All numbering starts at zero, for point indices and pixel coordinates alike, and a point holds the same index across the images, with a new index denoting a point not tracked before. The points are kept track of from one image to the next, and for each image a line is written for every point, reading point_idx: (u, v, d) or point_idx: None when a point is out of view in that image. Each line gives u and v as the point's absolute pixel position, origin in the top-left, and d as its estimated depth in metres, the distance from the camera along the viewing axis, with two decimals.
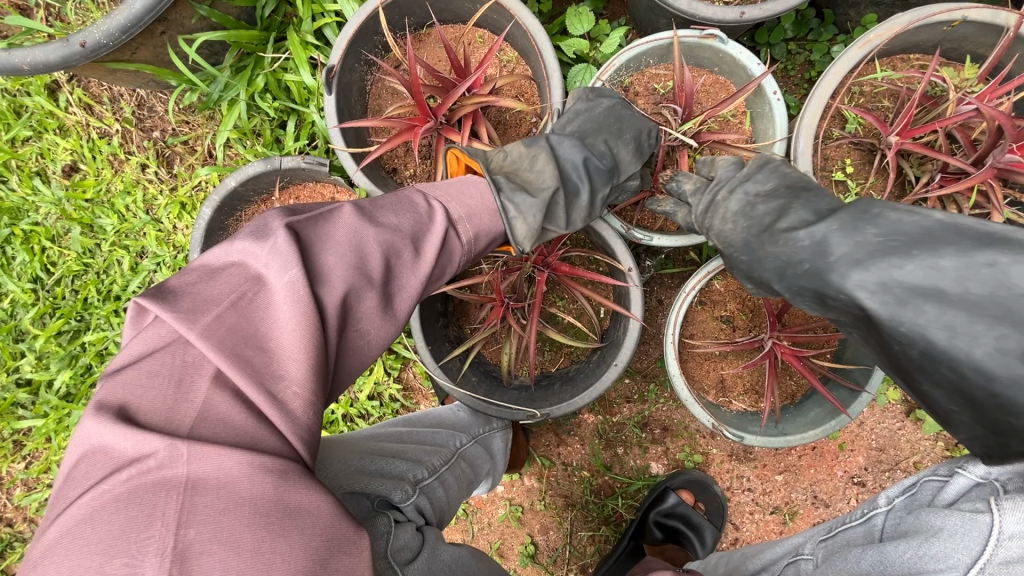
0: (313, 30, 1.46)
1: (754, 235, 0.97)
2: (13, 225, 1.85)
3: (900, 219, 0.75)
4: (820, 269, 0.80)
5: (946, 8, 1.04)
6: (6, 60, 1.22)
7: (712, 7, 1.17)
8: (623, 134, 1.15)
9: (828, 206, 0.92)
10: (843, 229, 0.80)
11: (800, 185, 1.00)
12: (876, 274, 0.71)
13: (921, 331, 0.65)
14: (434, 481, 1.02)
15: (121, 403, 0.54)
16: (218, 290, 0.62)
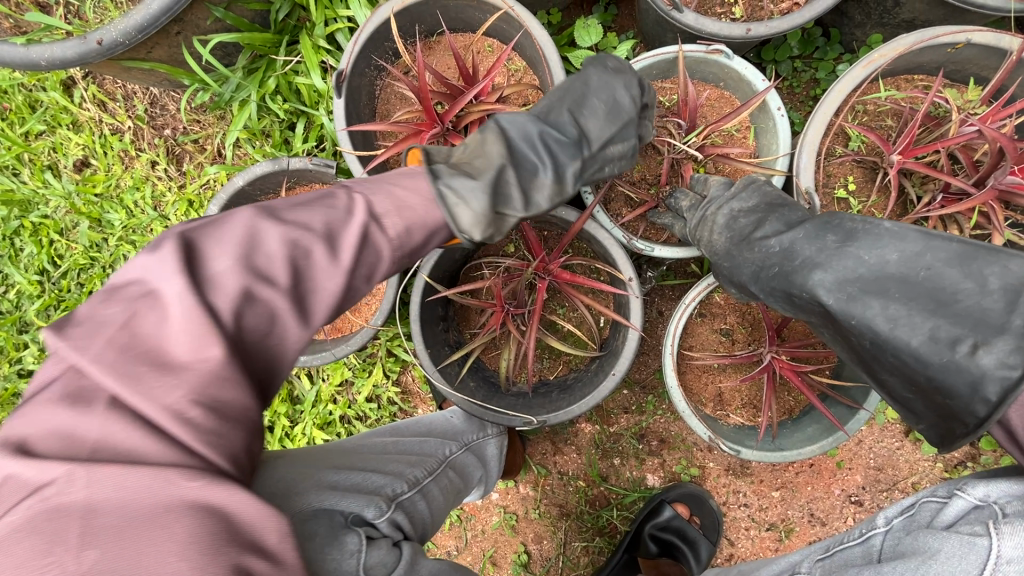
0: (325, 34, 1.48)
1: (734, 244, 1.07)
2: (23, 217, 1.89)
3: (857, 225, 0.87)
4: (788, 270, 0.92)
5: (950, 31, 1.05)
6: (25, 56, 1.25)
7: (718, 23, 1.18)
8: (591, 109, 1.02)
9: (797, 217, 1.01)
10: (807, 239, 0.92)
11: (777, 201, 1.08)
12: (834, 275, 0.84)
13: (869, 323, 0.78)
14: (415, 494, 1.01)
15: (20, 436, 0.51)
16: (108, 311, 0.56)
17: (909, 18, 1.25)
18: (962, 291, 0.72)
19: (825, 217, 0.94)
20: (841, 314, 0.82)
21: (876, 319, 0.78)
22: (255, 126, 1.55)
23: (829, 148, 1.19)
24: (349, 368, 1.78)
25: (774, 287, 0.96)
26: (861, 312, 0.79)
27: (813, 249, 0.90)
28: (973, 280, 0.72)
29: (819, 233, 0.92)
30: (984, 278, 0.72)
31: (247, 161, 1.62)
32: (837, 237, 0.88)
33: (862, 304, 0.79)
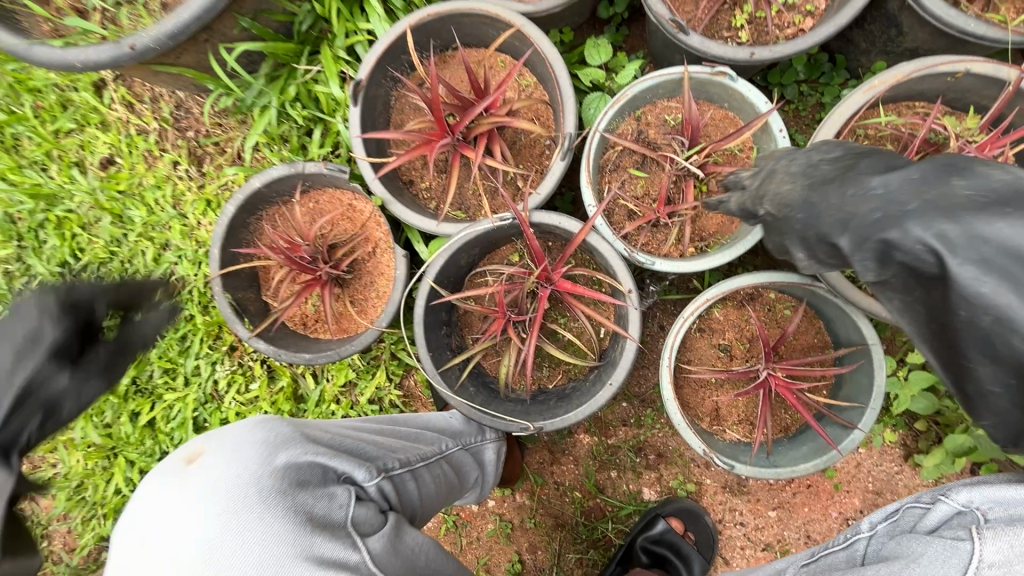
0: (345, 46, 1.54)
1: (816, 191, 0.84)
2: (49, 210, 1.98)
3: (990, 172, 0.66)
4: (896, 215, 0.68)
5: (948, 60, 1.08)
6: (61, 58, 1.32)
7: (723, 46, 1.22)
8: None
9: (900, 161, 0.78)
10: (923, 183, 0.69)
11: (869, 151, 0.87)
12: (961, 228, 0.62)
13: (1002, 295, 0.58)
14: (405, 473, 1.11)
15: None
16: None
17: (912, 47, 1.28)
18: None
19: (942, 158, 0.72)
20: (962, 282, 0.61)
21: (1016, 293, 0.57)
22: (274, 131, 1.61)
23: None
24: (353, 369, 1.82)
25: (864, 239, 0.72)
26: (996, 286, 0.58)
27: (932, 198, 0.67)
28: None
29: (942, 175, 0.68)
30: None
31: (265, 165, 1.68)
32: (964, 182, 0.66)
33: (996, 272, 0.59)
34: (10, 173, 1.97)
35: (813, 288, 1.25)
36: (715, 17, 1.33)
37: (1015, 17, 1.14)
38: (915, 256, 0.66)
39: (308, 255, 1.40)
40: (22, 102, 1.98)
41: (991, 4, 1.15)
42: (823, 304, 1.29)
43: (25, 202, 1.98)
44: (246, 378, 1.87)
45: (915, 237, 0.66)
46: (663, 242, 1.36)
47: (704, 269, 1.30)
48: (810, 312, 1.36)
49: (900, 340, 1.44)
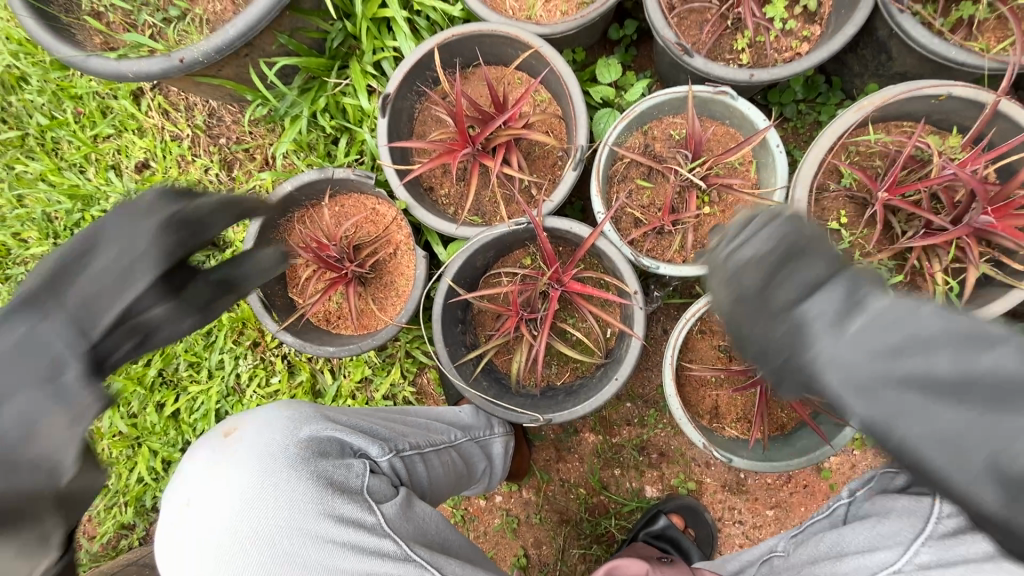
0: (372, 61, 1.65)
1: (726, 303, 0.77)
2: (85, 210, 2.10)
3: (886, 307, 0.65)
4: (804, 358, 0.68)
5: (932, 84, 1.17)
6: (115, 69, 1.43)
7: (725, 68, 1.32)
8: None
9: (813, 271, 0.70)
10: (828, 325, 0.66)
11: (797, 243, 0.72)
12: (872, 372, 0.63)
13: (914, 445, 0.62)
14: (416, 454, 1.20)
15: None
16: None
17: (901, 72, 1.37)
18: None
19: (845, 278, 0.68)
20: (876, 425, 0.64)
21: (924, 438, 0.61)
22: (303, 139, 1.72)
23: (823, 184, 1.31)
24: (369, 366, 1.90)
25: (780, 369, 0.71)
26: (906, 428, 0.62)
27: (845, 345, 0.65)
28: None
29: (843, 310, 0.66)
30: None
31: (293, 171, 1.79)
32: (860, 319, 0.65)
33: (908, 418, 0.62)
34: (50, 174, 2.10)
35: None
36: (718, 41, 1.43)
37: (996, 46, 1.24)
38: (827, 402, 0.67)
39: (334, 254, 1.50)
40: (64, 108, 2.11)
41: (973, 33, 1.25)
42: None
43: (62, 202, 2.10)
44: (267, 373, 1.96)
45: (826, 387, 0.66)
46: (667, 248, 1.45)
47: (705, 274, 1.39)
48: None
49: None
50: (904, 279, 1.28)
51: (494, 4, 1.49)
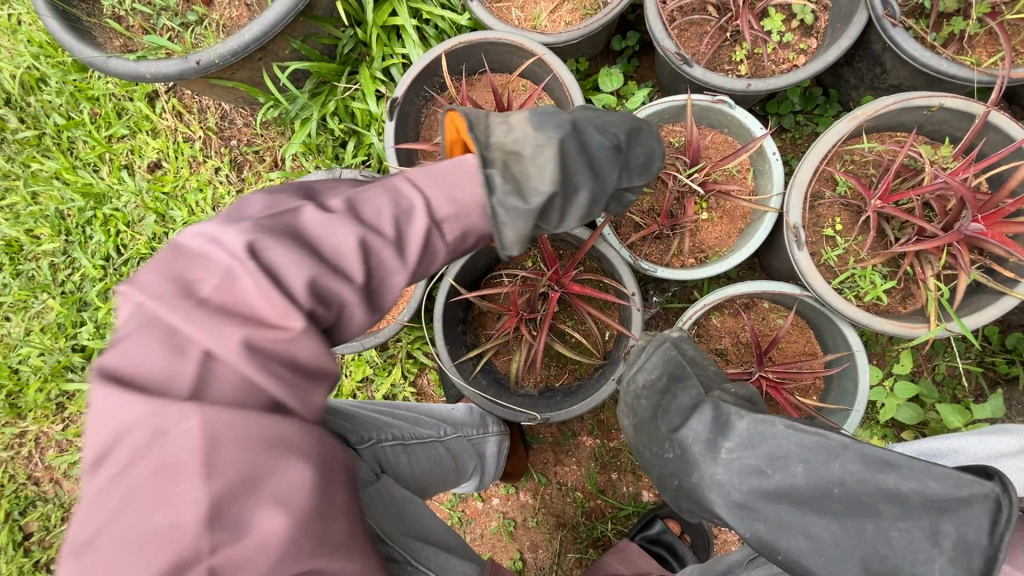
0: (382, 67, 1.71)
1: (643, 431, 1.04)
2: (97, 208, 2.15)
3: (742, 428, 0.86)
4: (693, 482, 0.88)
5: (925, 95, 1.20)
6: (133, 70, 1.49)
7: (723, 77, 1.36)
8: (552, 120, 0.87)
9: (689, 400, 0.96)
10: (706, 450, 0.87)
11: (677, 373, 1.04)
12: (746, 494, 0.82)
13: (797, 554, 0.77)
14: (398, 446, 1.16)
15: (138, 489, 0.59)
16: (151, 364, 0.62)
17: (896, 84, 1.41)
18: (890, 503, 0.75)
19: (712, 407, 0.91)
20: (766, 543, 0.80)
21: (805, 545, 0.77)
22: (312, 141, 1.77)
23: (819, 191, 1.35)
24: (370, 366, 1.92)
25: (682, 493, 0.92)
26: (780, 537, 0.79)
27: (721, 467, 0.85)
28: (893, 495, 0.75)
29: (716, 435, 0.88)
30: (875, 504, 0.76)
31: (301, 172, 1.84)
32: (730, 443, 0.86)
33: (789, 531, 0.78)
34: (64, 173, 2.15)
35: (802, 298, 1.35)
36: (717, 52, 1.47)
37: (987, 60, 1.27)
38: (716, 516, 0.86)
39: None
40: (80, 109, 2.17)
41: (965, 48, 1.29)
42: (812, 313, 1.40)
43: (76, 199, 2.15)
44: None
45: (712, 505, 0.85)
46: (664, 252, 1.48)
47: (703, 277, 1.41)
48: (800, 322, 1.47)
49: (889, 355, 1.53)
50: (898, 285, 1.31)
51: (500, 14, 1.54)
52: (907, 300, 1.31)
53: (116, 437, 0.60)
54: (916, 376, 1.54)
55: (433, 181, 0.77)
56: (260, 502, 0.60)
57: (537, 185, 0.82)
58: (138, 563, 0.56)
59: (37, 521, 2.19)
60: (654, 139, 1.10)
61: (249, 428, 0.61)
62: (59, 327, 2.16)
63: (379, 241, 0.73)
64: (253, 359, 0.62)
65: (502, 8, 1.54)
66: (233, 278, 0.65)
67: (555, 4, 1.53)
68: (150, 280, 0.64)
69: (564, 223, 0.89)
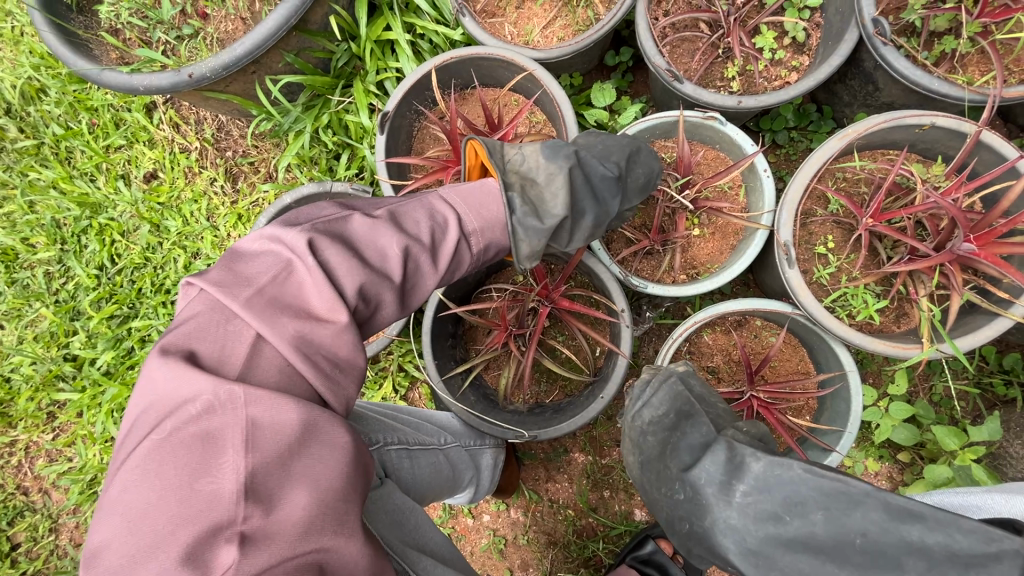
0: (375, 81, 1.72)
1: (650, 469, 1.01)
2: (93, 217, 2.15)
3: (758, 471, 0.83)
4: (705, 526, 0.86)
5: (915, 114, 1.20)
6: (127, 82, 1.49)
7: (714, 94, 1.35)
8: (562, 152, 1.09)
9: (699, 439, 0.93)
10: (720, 492, 0.85)
11: (686, 412, 1.01)
12: (763, 542, 0.79)
13: None
14: (402, 450, 1.17)
15: (183, 451, 0.62)
16: (213, 340, 0.70)
17: (888, 102, 1.40)
18: (913, 556, 0.72)
19: (726, 447, 0.88)
20: None
21: None
22: (305, 154, 1.78)
23: (810, 209, 1.34)
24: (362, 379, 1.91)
25: (693, 538, 0.89)
26: None
27: (735, 511, 0.83)
28: (918, 548, 0.72)
29: (730, 477, 0.85)
30: (899, 556, 0.73)
31: (294, 184, 1.84)
32: (744, 486, 0.83)
33: None
34: (61, 182, 2.16)
35: (793, 316, 1.33)
36: (709, 68, 1.47)
37: (979, 79, 1.26)
38: (731, 563, 0.83)
39: None
40: (79, 119, 2.19)
41: (956, 67, 1.28)
42: (804, 332, 1.38)
43: (72, 209, 2.16)
44: None
45: (725, 551, 0.83)
46: (655, 268, 1.47)
47: (694, 295, 1.40)
48: (793, 341, 1.44)
49: (884, 374, 1.51)
50: (890, 305, 1.29)
51: (493, 29, 1.55)
52: (901, 319, 1.30)
53: (166, 411, 0.65)
54: (912, 397, 1.52)
55: (462, 204, 0.99)
56: (290, 480, 0.62)
57: (553, 207, 1.03)
58: (173, 525, 0.58)
59: (23, 531, 2.16)
60: (648, 158, 1.26)
61: (279, 413, 0.64)
62: (52, 336, 2.16)
63: (415, 247, 0.88)
64: (298, 349, 0.71)
65: (495, 24, 1.55)
66: (289, 276, 0.77)
67: (548, 20, 1.54)
68: (220, 275, 0.76)
69: (571, 242, 1.09)
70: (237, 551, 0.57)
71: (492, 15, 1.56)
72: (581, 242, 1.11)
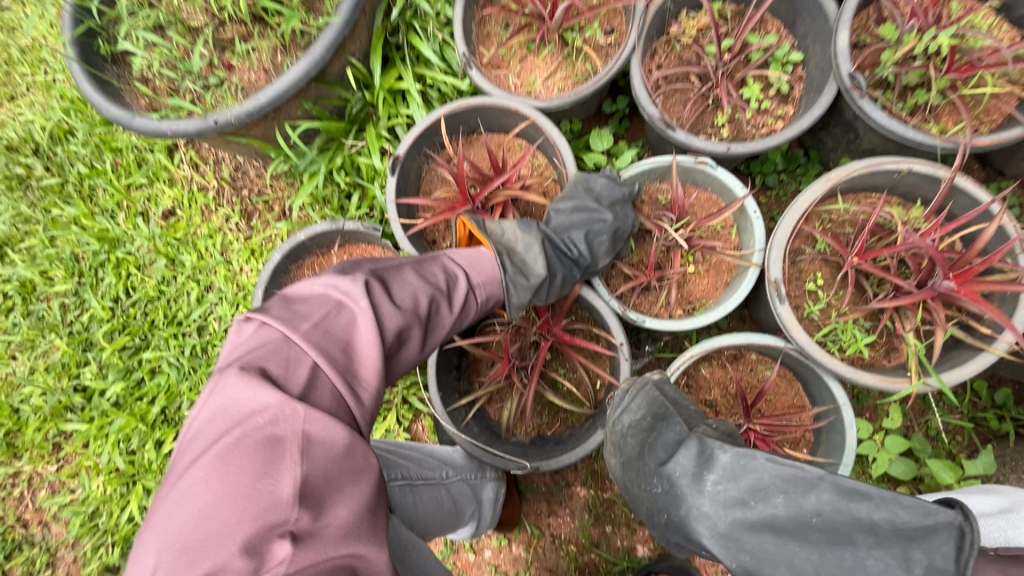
0: (387, 126, 1.83)
1: (632, 471, 1.14)
2: (111, 251, 2.23)
3: (729, 460, 0.98)
4: (682, 515, 0.99)
5: (893, 160, 1.28)
6: (157, 128, 1.60)
7: (704, 141, 1.44)
8: (530, 227, 1.35)
9: (673, 437, 1.09)
10: (693, 483, 0.99)
11: (660, 415, 1.16)
12: (734, 525, 0.92)
13: None
14: (403, 486, 1.20)
15: (246, 455, 0.68)
16: (276, 362, 0.78)
17: (870, 148, 1.48)
18: (863, 532, 0.85)
19: (697, 443, 1.04)
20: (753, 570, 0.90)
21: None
22: (319, 193, 1.88)
23: (798, 248, 1.39)
24: None
25: (671, 527, 1.04)
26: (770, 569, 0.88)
27: (707, 499, 0.96)
28: (867, 524, 0.85)
29: (700, 469, 1.00)
30: (851, 535, 0.85)
31: (307, 222, 1.93)
32: (714, 475, 0.98)
33: (774, 563, 0.87)
34: (83, 219, 2.25)
35: (787, 350, 1.38)
36: (700, 116, 1.57)
37: (952, 128, 1.35)
38: (704, 547, 0.96)
39: None
40: (103, 159, 2.30)
41: (930, 117, 1.37)
42: (798, 365, 1.42)
43: (91, 244, 2.24)
44: None
45: (699, 535, 0.96)
46: (653, 303, 1.53)
47: (691, 329, 1.45)
48: (788, 375, 1.48)
49: (879, 409, 1.54)
50: (880, 339, 1.34)
51: (498, 80, 1.66)
52: (890, 354, 1.34)
53: (235, 419, 0.71)
54: (909, 431, 1.54)
55: (466, 263, 1.17)
56: (337, 492, 0.69)
57: (533, 270, 1.26)
58: (236, 519, 0.63)
59: (21, 565, 2.16)
60: (620, 212, 1.43)
61: (332, 433, 0.72)
62: (63, 367, 2.20)
63: (435, 294, 1.04)
64: (348, 382, 0.80)
65: (500, 75, 1.66)
66: (339, 314, 0.88)
67: (549, 72, 1.65)
68: (279, 312, 0.86)
69: (548, 298, 1.32)
70: (291, 547, 0.62)
71: (497, 66, 1.67)
72: (558, 294, 1.35)
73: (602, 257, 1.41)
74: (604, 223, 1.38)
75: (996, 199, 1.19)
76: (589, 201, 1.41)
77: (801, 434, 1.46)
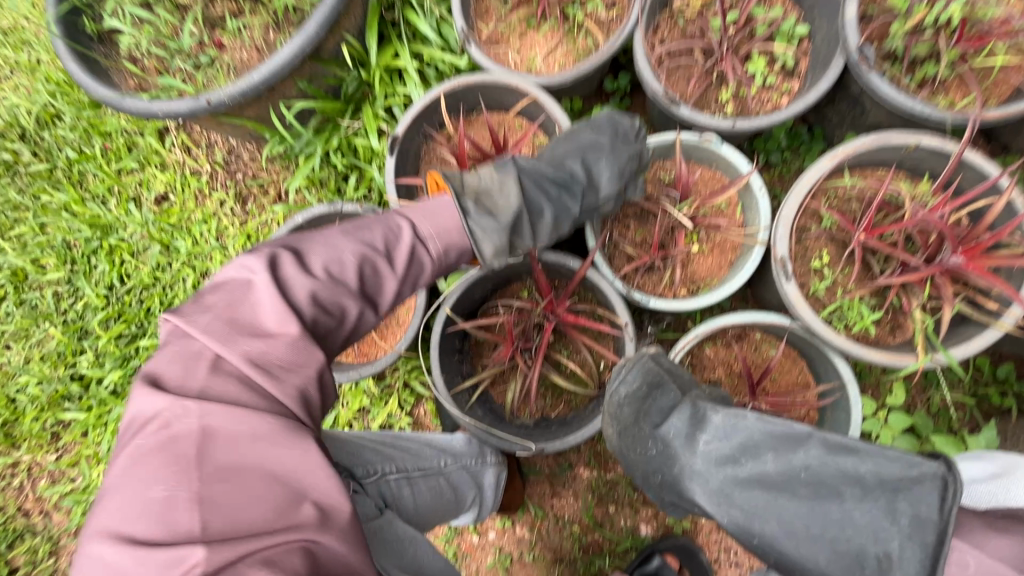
0: (384, 106, 1.79)
1: (627, 435, 1.14)
2: (104, 238, 2.19)
3: (721, 420, 0.99)
4: (675, 476, 1.00)
5: (902, 134, 1.26)
6: (147, 108, 1.56)
7: (709, 117, 1.42)
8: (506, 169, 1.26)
9: (668, 403, 1.10)
10: (686, 443, 1.00)
11: (656, 381, 1.16)
12: (725, 483, 0.93)
13: (772, 539, 0.88)
14: (400, 479, 1.19)
15: (147, 463, 0.69)
16: (176, 363, 0.77)
17: (875, 123, 1.46)
18: (851, 486, 0.86)
19: (690, 406, 1.05)
20: (743, 526, 0.91)
21: (779, 528, 0.87)
22: (315, 176, 1.84)
23: (805, 225, 1.39)
24: (367, 396, 1.91)
25: (665, 489, 1.05)
26: (760, 523, 0.89)
27: (699, 458, 0.97)
28: (854, 477, 0.86)
29: (693, 430, 1.01)
30: (839, 487, 0.86)
31: (304, 205, 1.90)
32: (707, 435, 0.99)
33: (764, 517, 0.89)
34: (73, 205, 2.21)
35: (792, 329, 1.38)
36: (704, 92, 1.54)
37: (960, 102, 1.33)
38: (697, 505, 0.97)
39: None
40: (92, 144, 2.24)
41: (938, 91, 1.34)
42: (804, 344, 1.42)
43: (83, 230, 2.20)
44: None
45: (693, 493, 0.97)
46: (658, 283, 1.51)
47: (697, 308, 1.44)
48: (792, 353, 1.48)
49: (882, 386, 1.54)
50: (885, 316, 1.34)
51: (497, 57, 1.62)
52: (895, 331, 1.34)
53: (138, 429, 0.73)
54: (911, 408, 1.55)
55: (416, 214, 1.10)
56: (249, 486, 0.69)
57: (507, 209, 1.17)
58: (143, 528, 0.65)
59: (24, 555, 2.16)
60: (609, 155, 1.36)
61: (234, 427, 0.71)
62: (59, 356, 2.18)
63: (370, 255, 0.99)
64: (251, 359, 0.77)
65: (499, 51, 1.62)
66: (245, 295, 0.84)
67: (549, 48, 1.61)
68: (188, 305, 0.84)
69: (529, 241, 1.23)
70: (198, 548, 0.63)
71: (496, 43, 1.63)
72: (541, 237, 1.25)
73: (595, 192, 1.34)
74: (592, 167, 1.33)
75: (1005, 172, 1.17)
76: (581, 143, 1.38)
77: (805, 412, 1.46)
